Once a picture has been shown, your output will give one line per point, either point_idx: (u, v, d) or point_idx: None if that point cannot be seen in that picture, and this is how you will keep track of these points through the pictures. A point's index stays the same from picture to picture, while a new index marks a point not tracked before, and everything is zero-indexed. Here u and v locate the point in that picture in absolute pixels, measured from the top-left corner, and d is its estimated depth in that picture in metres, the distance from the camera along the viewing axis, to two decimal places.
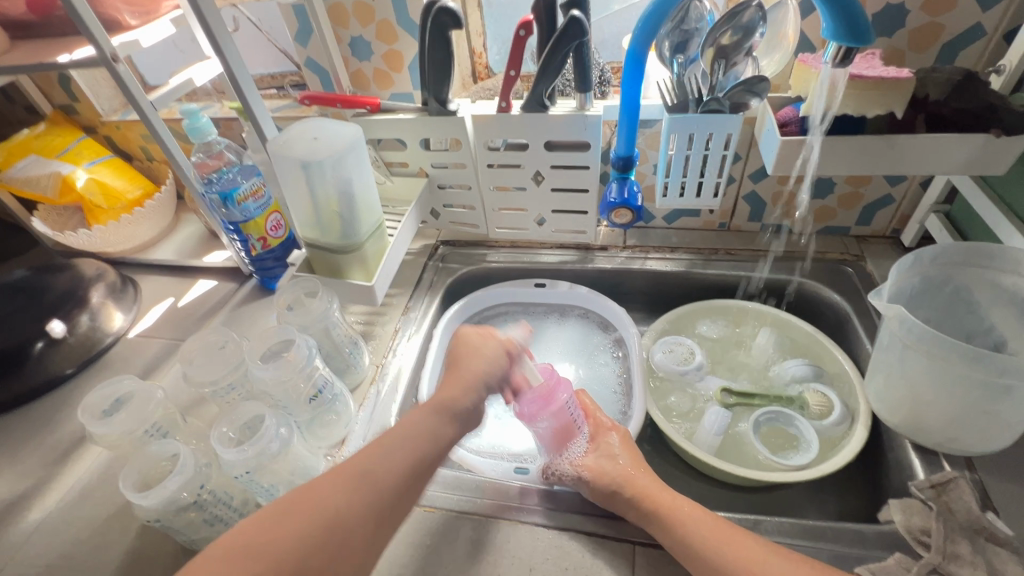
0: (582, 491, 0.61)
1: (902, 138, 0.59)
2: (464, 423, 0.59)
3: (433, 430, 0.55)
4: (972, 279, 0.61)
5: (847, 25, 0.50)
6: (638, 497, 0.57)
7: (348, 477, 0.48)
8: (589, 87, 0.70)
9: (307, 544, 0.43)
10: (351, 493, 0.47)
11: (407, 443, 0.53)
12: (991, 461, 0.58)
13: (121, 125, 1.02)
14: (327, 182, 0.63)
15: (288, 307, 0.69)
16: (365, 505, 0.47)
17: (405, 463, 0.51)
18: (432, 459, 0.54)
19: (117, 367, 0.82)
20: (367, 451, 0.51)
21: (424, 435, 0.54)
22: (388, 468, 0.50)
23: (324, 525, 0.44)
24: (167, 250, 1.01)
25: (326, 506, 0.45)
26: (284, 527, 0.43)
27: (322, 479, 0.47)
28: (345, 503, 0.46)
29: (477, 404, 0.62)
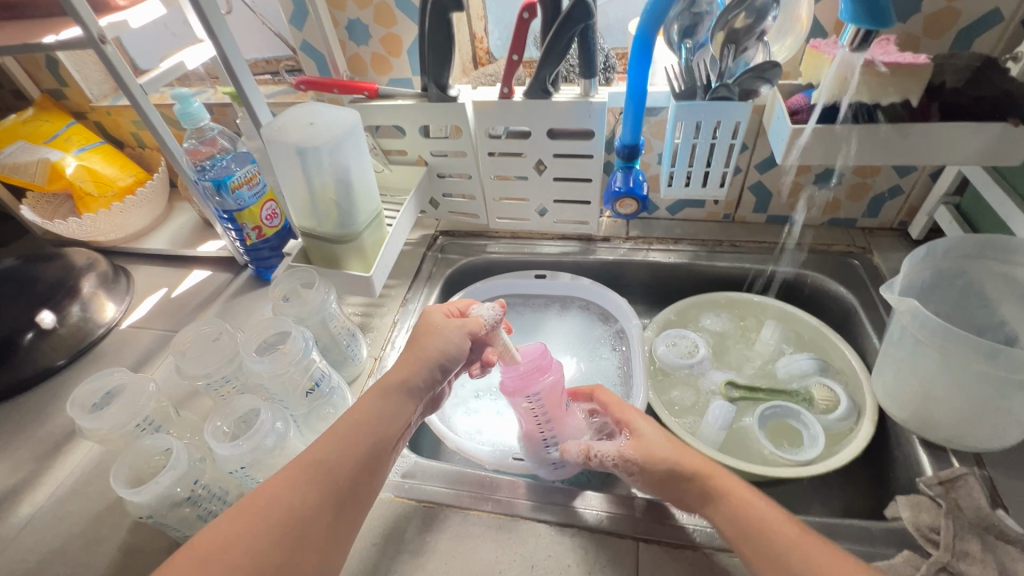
0: (638, 475, 0.56)
1: (916, 127, 0.57)
2: (421, 396, 0.56)
3: (387, 414, 0.53)
4: (984, 272, 0.59)
5: (868, 6, 0.48)
6: (698, 479, 0.53)
7: (302, 470, 0.46)
8: (593, 74, 0.68)
9: (264, 545, 0.42)
10: (305, 486, 0.46)
11: (359, 427, 0.50)
12: (1000, 457, 0.57)
13: (111, 111, 1.00)
14: (324, 169, 0.61)
15: (283, 298, 0.67)
16: (321, 495, 0.46)
17: (361, 448, 0.49)
18: (390, 440, 0.52)
19: (109, 358, 0.80)
20: (321, 441, 0.49)
21: (379, 420, 0.52)
22: (344, 457, 0.48)
23: (279, 523, 0.43)
24: (160, 240, 0.99)
25: (279, 504, 0.44)
26: (237, 531, 0.42)
27: (275, 475, 0.46)
28: (300, 498, 0.45)
29: (433, 380, 0.57)
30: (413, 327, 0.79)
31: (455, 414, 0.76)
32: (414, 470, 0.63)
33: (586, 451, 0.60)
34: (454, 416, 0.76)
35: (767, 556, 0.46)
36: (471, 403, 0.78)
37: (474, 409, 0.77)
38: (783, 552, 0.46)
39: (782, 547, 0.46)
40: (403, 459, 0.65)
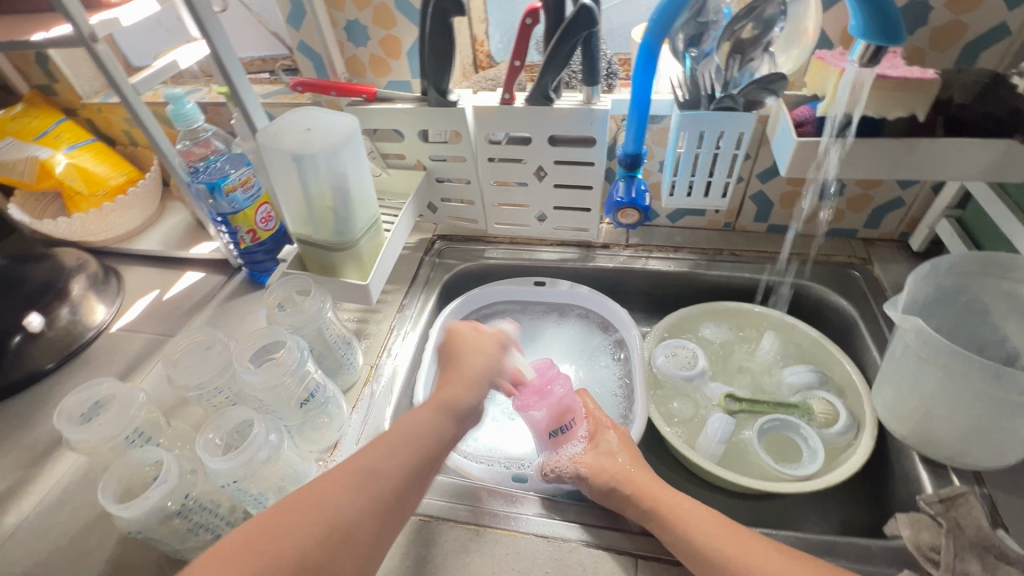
0: (582, 488, 0.60)
1: (923, 142, 0.57)
2: (467, 419, 0.55)
3: (435, 428, 0.52)
4: (987, 289, 0.59)
5: (880, 22, 0.48)
6: (636, 495, 0.56)
7: (349, 475, 0.45)
8: (597, 81, 0.67)
9: (308, 544, 0.41)
10: (352, 493, 0.44)
11: (407, 439, 0.49)
12: (1000, 476, 0.57)
13: (103, 108, 0.98)
14: (321, 176, 0.59)
15: (278, 305, 0.66)
16: (365, 505, 0.44)
17: (408, 460, 0.48)
18: (438, 451, 0.51)
19: (98, 363, 0.78)
20: (366, 449, 0.48)
21: (426, 434, 0.51)
22: (389, 469, 0.47)
23: (323, 527, 0.42)
24: (153, 240, 0.98)
25: (326, 508, 0.43)
26: (280, 530, 0.41)
27: (322, 478, 0.45)
28: (344, 502, 0.44)
29: (478, 401, 0.57)
30: (409, 334, 0.78)
31: None
32: None
33: (542, 466, 0.63)
34: None
35: (699, 561, 0.50)
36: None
37: None
38: (710, 551, 0.49)
39: (708, 549, 0.50)
40: None
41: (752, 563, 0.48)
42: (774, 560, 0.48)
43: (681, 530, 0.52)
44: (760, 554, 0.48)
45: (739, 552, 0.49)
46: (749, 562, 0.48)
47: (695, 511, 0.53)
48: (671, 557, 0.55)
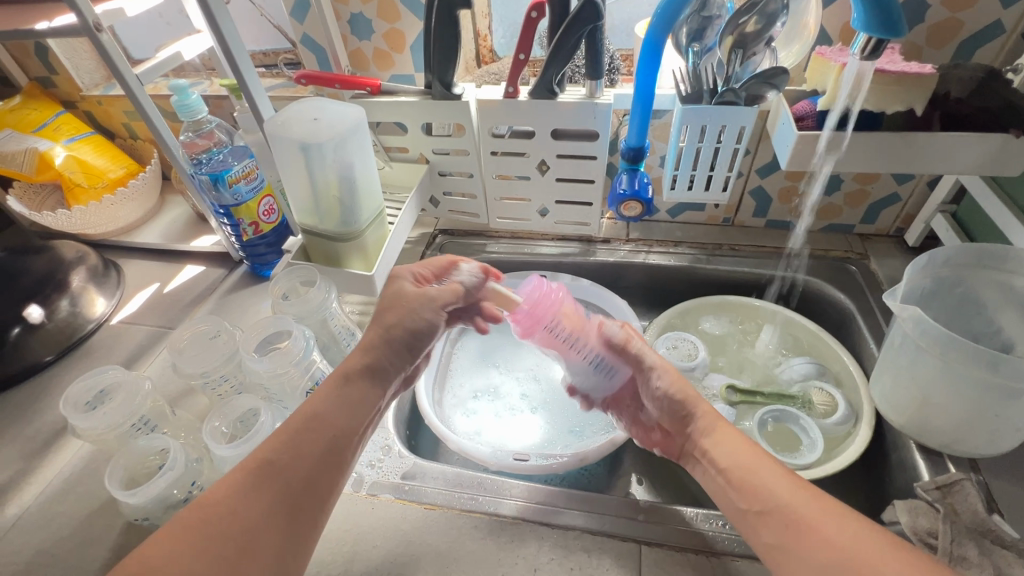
0: (659, 378, 0.57)
1: (920, 137, 0.58)
2: (387, 379, 0.53)
3: (346, 400, 0.50)
4: (983, 281, 0.60)
5: (881, 15, 0.48)
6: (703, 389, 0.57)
7: (247, 472, 0.44)
8: (600, 75, 0.68)
9: (205, 556, 0.39)
10: (252, 492, 0.43)
11: (313, 421, 0.48)
12: (995, 463, 0.58)
13: (102, 100, 0.97)
14: (328, 166, 0.60)
15: (283, 296, 0.66)
16: (268, 498, 0.43)
17: (314, 444, 0.46)
18: (348, 436, 0.49)
19: (98, 355, 0.78)
20: (271, 439, 0.46)
21: (336, 410, 0.49)
22: (295, 454, 0.45)
23: (221, 532, 0.40)
24: (153, 234, 0.97)
25: (223, 513, 0.41)
26: (173, 547, 0.39)
27: (217, 482, 0.43)
28: (245, 502, 0.42)
29: (399, 361, 0.54)
30: None
31: (455, 415, 0.76)
32: (414, 470, 0.63)
33: (616, 344, 0.60)
34: (454, 417, 0.76)
35: (747, 491, 0.48)
36: (470, 404, 0.78)
37: (473, 410, 0.77)
38: (766, 485, 0.47)
39: (766, 484, 0.47)
40: (403, 460, 0.64)
41: (813, 512, 0.44)
42: (838, 523, 0.43)
43: (739, 461, 0.50)
44: (823, 508, 0.44)
45: (801, 502, 0.45)
46: (806, 516, 0.44)
47: (759, 455, 0.50)
48: (675, 544, 0.56)
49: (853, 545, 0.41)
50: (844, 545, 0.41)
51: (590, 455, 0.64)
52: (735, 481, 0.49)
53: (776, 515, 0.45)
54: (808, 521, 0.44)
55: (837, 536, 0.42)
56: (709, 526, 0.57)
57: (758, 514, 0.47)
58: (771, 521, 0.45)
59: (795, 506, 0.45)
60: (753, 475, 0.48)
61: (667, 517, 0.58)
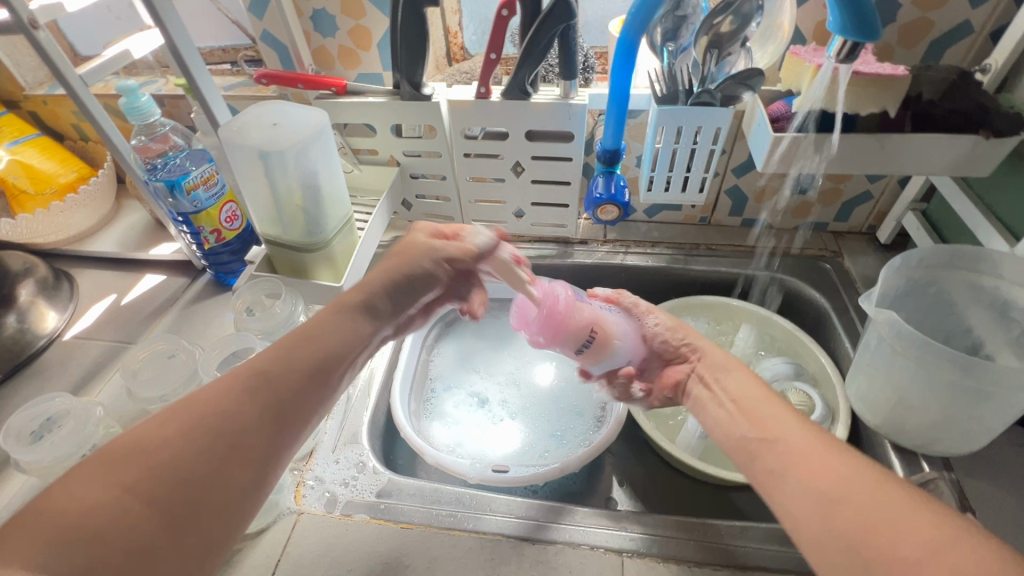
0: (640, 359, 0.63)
1: (894, 138, 0.58)
2: (389, 315, 0.53)
3: (344, 328, 0.49)
4: (955, 281, 0.61)
5: (856, 16, 0.48)
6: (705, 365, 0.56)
7: (240, 379, 0.42)
8: (575, 75, 0.66)
9: (192, 449, 0.38)
10: (240, 397, 0.41)
11: (311, 339, 0.47)
12: (967, 461, 0.59)
13: (48, 100, 0.91)
14: (289, 174, 0.56)
15: (247, 310, 0.64)
16: (257, 406, 0.42)
17: (308, 363, 0.45)
18: (341, 356, 0.48)
19: (50, 373, 0.74)
20: (268, 353, 0.45)
21: (335, 335, 0.48)
22: (289, 369, 0.44)
23: (210, 428, 0.39)
24: (108, 242, 0.92)
25: (213, 411, 0.40)
26: (158, 434, 0.38)
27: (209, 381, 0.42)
28: (233, 406, 0.41)
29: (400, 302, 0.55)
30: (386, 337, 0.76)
31: (432, 425, 0.74)
32: (389, 487, 0.61)
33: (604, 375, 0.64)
34: (433, 428, 0.74)
35: (758, 422, 0.47)
36: (452, 413, 0.76)
37: (452, 420, 0.75)
38: (774, 421, 0.46)
39: (774, 419, 0.47)
40: (377, 477, 0.62)
41: (816, 444, 0.43)
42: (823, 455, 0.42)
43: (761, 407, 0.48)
44: (821, 450, 0.42)
45: (801, 436, 0.44)
46: (808, 448, 0.43)
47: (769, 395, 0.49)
48: (656, 552, 0.55)
49: (848, 476, 0.39)
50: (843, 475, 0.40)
51: (569, 466, 0.62)
52: (743, 412, 0.49)
53: (777, 445, 0.45)
54: (812, 454, 0.42)
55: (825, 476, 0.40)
56: (690, 533, 0.56)
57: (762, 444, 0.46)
58: (772, 450, 0.45)
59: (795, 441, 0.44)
60: (761, 408, 0.48)
61: (647, 526, 0.57)
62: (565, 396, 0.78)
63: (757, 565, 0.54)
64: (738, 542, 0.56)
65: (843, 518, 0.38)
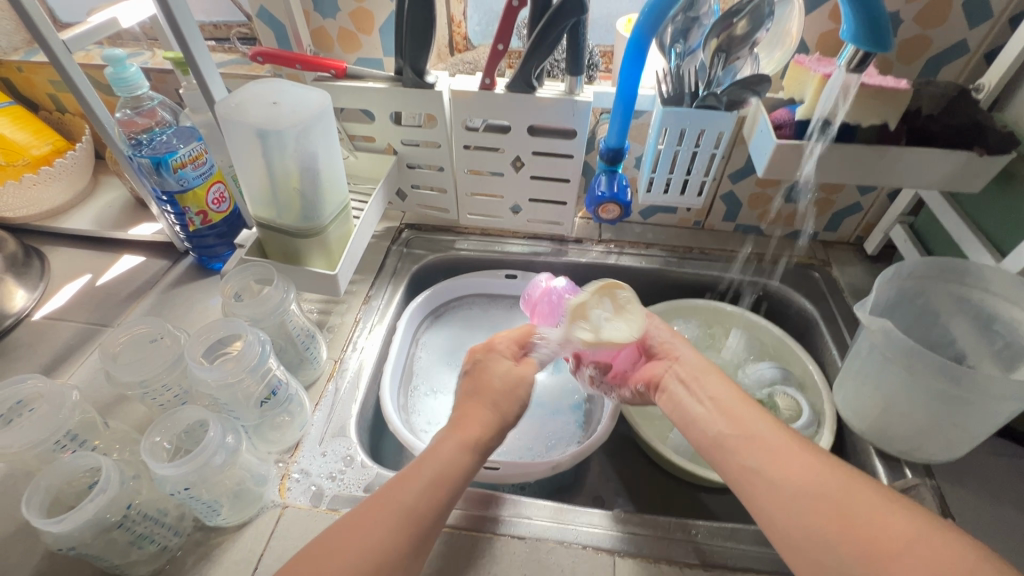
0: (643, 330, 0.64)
1: (892, 150, 0.59)
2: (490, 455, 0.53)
3: (461, 461, 0.50)
4: (941, 293, 0.63)
5: (870, 27, 0.49)
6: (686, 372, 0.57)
7: (380, 511, 0.44)
8: (581, 71, 0.65)
9: None
10: (381, 527, 0.43)
11: (439, 474, 0.48)
12: (947, 469, 0.61)
13: (23, 67, 0.86)
14: (287, 155, 0.55)
15: (235, 295, 0.61)
16: (400, 542, 0.43)
17: (431, 496, 0.46)
18: (462, 485, 0.49)
19: (18, 353, 0.70)
20: (397, 483, 0.47)
21: (456, 461, 0.49)
22: (420, 502, 0.46)
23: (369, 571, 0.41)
24: (83, 218, 0.88)
25: (366, 548, 0.42)
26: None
27: (361, 515, 0.44)
28: (379, 543, 0.42)
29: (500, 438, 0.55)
30: (376, 326, 0.75)
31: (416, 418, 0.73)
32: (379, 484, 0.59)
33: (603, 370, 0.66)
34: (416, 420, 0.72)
35: (732, 420, 0.51)
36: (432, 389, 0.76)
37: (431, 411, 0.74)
38: (750, 419, 0.50)
39: (750, 418, 0.50)
40: (366, 471, 0.59)
41: (786, 441, 0.47)
42: (795, 456, 0.46)
43: (729, 399, 0.53)
44: (794, 443, 0.47)
45: (770, 430, 0.49)
46: (783, 446, 0.47)
47: (732, 394, 0.54)
48: (643, 551, 0.55)
49: (824, 472, 0.44)
50: (817, 473, 0.44)
51: (562, 464, 0.62)
52: (723, 412, 0.52)
53: (754, 443, 0.48)
54: (782, 449, 0.47)
55: (796, 472, 0.45)
56: (681, 533, 0.57)
57: (736, 438, 0.50)
58: (749, 447, 0.48)
59: (769, 433, 0.48)
60: (732, 409, 0.52)
61: (638, 524, 0.57)
62: (558, 390, 0.77)
63: (745, 565, 0.55)
64: (728, 544, 0.56)
65: (829, 517, 0.42)
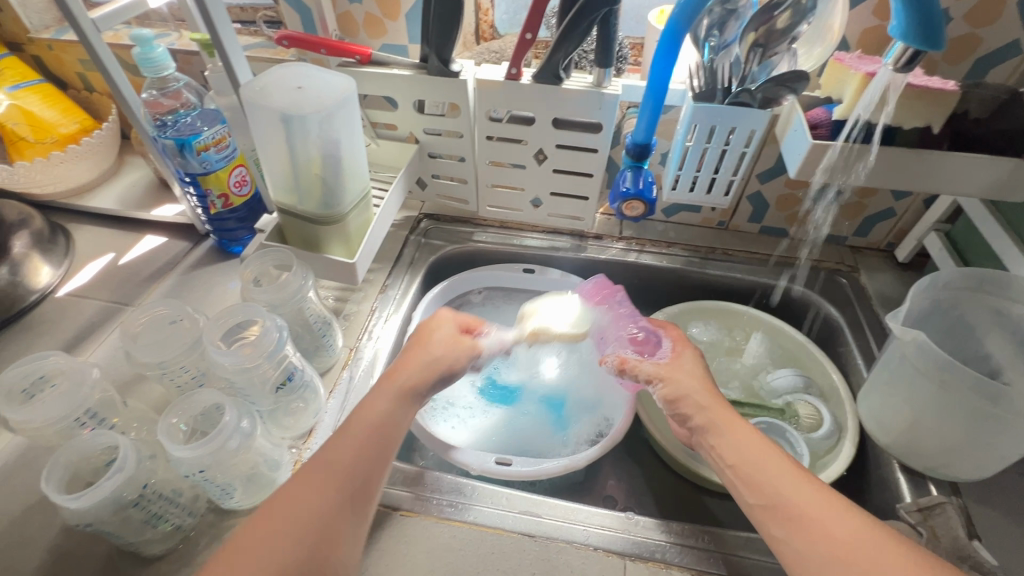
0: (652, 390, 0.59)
1: (934, 155, 0.56)
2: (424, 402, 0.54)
3: (393, 413, 0.51)
4: (976, 305, 0.60)
5: (923, 24, 0.46)
6: (700, 417, 0.54)
7: (309, 476, 0.45)
8: (610, 64, 0.63)
9: (287, 550, 0.41)
10: (316, 490, 0.44)
11: (370, 426, 0.49)
12: (975, 488, 0.59)
13: (54, 45, 0.87)
14: (310, 141, 0.54)
15: (255, 280, 0.61)
16: (333, 492, 0.44)
17: (362, 447, 0.48)
18: (395, 434, 0.50)
19: (43, 328, 0.71)
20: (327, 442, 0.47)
21: (385, 417, 0.50)
22: (345, 452, 0.47)
23: (308, 533, 0.42)
24: (108, 198, 0.89)
25: (294, 514, 0.43)
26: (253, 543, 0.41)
27: (294, 481, 0.45)
28: (312, 502, 0.43)
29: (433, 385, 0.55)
30: (391, 317, 0.74)
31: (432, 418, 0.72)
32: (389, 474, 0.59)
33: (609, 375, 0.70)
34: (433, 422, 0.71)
35: (750, 481, 0.48)
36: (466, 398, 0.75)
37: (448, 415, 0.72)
38: (774, 483, 0.47)
39: (773, 482, 0.47)
40: None
41: (817, 508, 0.45)
42: (822, 520, 0.44)
43: (744, 452, 0.50)
44: (821, 501, 0.45)
45: (793, 488, 0.46)
46: (807, 509, 0.45)
47: (751, 444, 0.50)
48: (658, 557, 0.54)
49: (855, 537, 0.42)
50: (847, 539, 0.42)
51: (574, 463, 0.61)
52: (740, 475, 0.49)
53: (780, 510, 0.46)
54: (808, 511, 0.45)
55: (826, 540, 0.43)
56: (694, 540, 0.56)
57: (759, 503, 0.47)
58: (774, 516, 0.46)
59: (792, 494, 0.46)
60: (751, 466, 0.49)
61: (652, 529, 0.56)
62: (572, 388, 0.76)
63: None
64: (740, 554, 0.55)
65: None
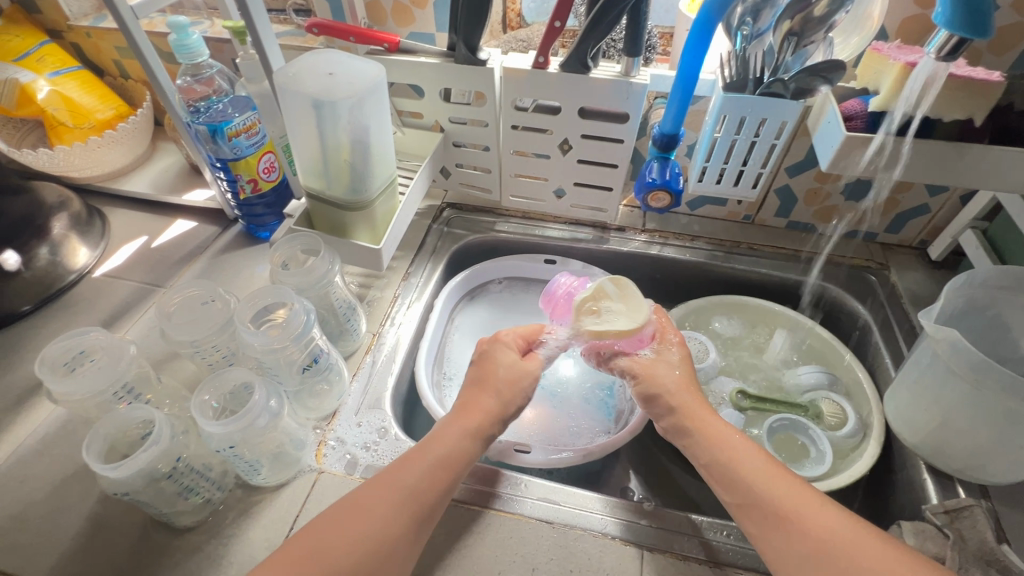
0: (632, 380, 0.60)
1: (974, 149, 0.54)
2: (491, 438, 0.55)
3: (466, 445, 0.52)
4: (1015, 305, 0.58)
5: (971, 12, 0.45)
6: (681, 413, 0.55)
7: (381, 489, 0.47)
8: (639, 52, 0.62)
9: (354, 556, 0.44)
10: (379, 506, 0.47)
11: (441, 456, 0.51)
12: (1006, 492, 0.57)
13: (92, 33, 0.89)
14: (340, 127, 0.55)
15: (283, 264, 0.62)
16: (402, 514, 0.47)
17: (432, 471, 0.50)
18: (465, 468, 0.52)
19: (80, 307, 0.74)
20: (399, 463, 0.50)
21: (457, 444, 0.52)
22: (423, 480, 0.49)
23: (370, 543, 0.45)
24: (141, 182, 0.91)
25: (365, 528, 0.45)
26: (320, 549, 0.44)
27: (363, 492, 0.47)
28: (380, 521, 0.46)
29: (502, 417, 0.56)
30: (413, 304, 0.75)
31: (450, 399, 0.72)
32: None
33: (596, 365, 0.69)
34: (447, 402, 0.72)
35: (731, 484, 0.50)
36: None
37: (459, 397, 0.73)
38: (749, 482, 0.49)
39: (751, 483, 0.49)
40: (399, 444, 0.60)
41: (796, 504, 0.47)
42: (805, 523, 0.46)
43: (727, 455, 0.52)
44: (805, 501, 0.47)
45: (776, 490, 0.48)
46: (789, 511, 0.47)
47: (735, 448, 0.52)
48: (671, 546, 0.54)
49: (833, 537, 0.45)
50: (827, 540, 0.45)
51: (592, 453, 0.62)
52: (719, 476, 0.51)
53: (760, 509, 0.48)
54: (792, 513, 0.46)
55: (808, 542, 0.45)
56: (712, 533, 0.55)
57: (739, 505, 0.49)
58: (751, 514, 0.48)
59: (774, 495, 0.48)
60: (732, 469, 0.51)
61: (668, 519, 0.56)
62: (590, 379, 0.77)
63: None
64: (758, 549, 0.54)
65: None
